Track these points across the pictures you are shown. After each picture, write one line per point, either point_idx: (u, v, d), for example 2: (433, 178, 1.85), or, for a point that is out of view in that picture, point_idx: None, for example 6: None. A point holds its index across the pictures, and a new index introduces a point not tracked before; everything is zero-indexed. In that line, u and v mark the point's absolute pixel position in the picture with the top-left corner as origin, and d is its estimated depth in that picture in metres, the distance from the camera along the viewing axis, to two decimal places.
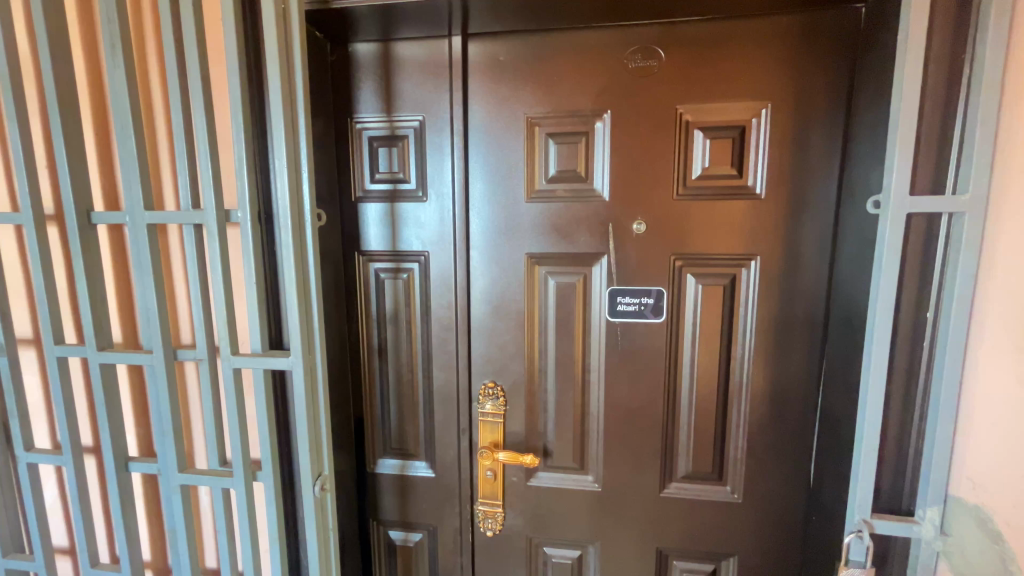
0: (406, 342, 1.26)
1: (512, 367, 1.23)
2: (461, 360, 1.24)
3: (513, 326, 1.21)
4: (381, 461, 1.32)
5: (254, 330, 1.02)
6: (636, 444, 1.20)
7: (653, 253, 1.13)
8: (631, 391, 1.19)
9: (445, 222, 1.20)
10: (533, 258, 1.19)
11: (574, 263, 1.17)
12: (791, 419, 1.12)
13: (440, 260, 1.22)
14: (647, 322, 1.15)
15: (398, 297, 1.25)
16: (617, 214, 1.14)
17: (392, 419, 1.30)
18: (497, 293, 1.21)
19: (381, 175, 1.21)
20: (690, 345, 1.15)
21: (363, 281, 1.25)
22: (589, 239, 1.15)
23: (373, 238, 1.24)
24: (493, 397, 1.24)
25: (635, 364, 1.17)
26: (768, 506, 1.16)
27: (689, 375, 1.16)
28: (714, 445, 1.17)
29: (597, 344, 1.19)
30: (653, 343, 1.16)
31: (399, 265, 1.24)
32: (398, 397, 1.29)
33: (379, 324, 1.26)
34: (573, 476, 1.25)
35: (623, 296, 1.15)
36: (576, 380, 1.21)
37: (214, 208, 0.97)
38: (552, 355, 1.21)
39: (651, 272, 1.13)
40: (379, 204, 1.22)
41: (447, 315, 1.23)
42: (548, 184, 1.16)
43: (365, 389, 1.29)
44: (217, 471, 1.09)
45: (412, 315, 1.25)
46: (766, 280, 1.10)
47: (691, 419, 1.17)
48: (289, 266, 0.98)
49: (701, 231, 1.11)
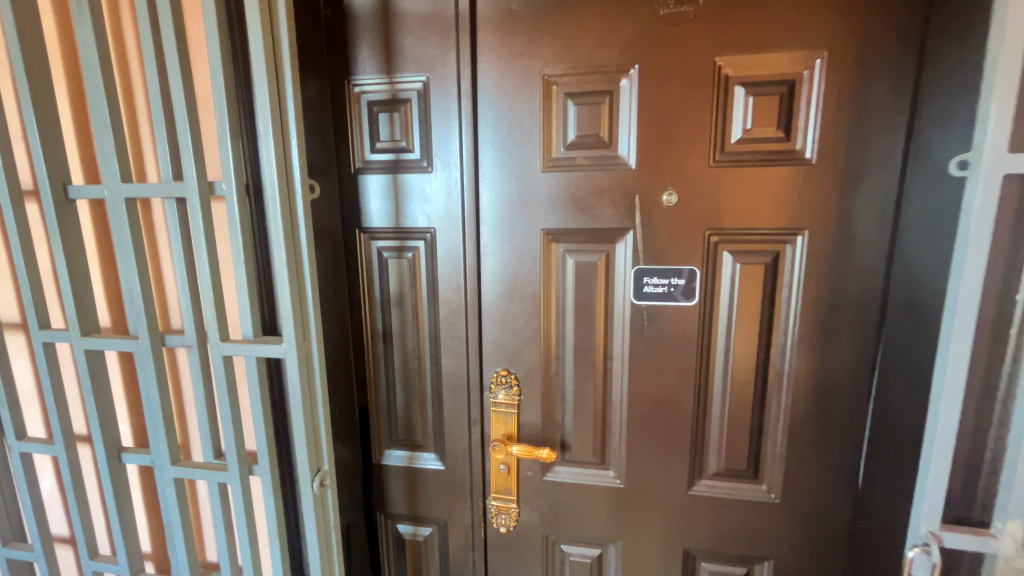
0: (411, 328, 1.17)
1: (527, 355, 1.13)
2: (471, 348, 1.15)
3: (527, 309, 1.11)
4: (389, 452, 1.25)
5: (245, 315, 0.93)
6: (662, 438, 1.10)
7: (684, 228, 1.01)
8: (657, 382, 1.08)
9: (453, 196, 1.09)
10: (549, 234, 1.07)
11: (595, 240, 1.06)
12: (839, 412, 1.00)
13: (448, 237, 1.11)
14: (677, 305, 1.04)
15: (402, 279, 1.15)
16: (645, 184, 1.01)
17: (399, 409, 1.22)
18: (510, 274, 1.11)
19: (382, 144, 1.11)
20: (724, 332, 1.03)
21: (365, 263, 1.16)
22: (613, 212, 1.03)
23: (374, 215, 1.14)
24: (506, 386, 1.15)
25: (662, 351, 1.06)
26: (810, 507, 1.05)
27: (722, 364, 1.05)
28: (749, 440, 1.06)
29: (620, 329, 1.08)
30: (683, 329, 1.05)
31: (403, 243, 1.14)
32: (403, 386, 1.20)
33: (383, 310, 1.17)
34: (593, 471, 1.16)
35: (650, 277, 1.04)
36: (596, 369, 1.11)
37: (196, 179, 0.88)
38: (570, 341, 1.11)
39: (682, 250, 1.01)
40: (381, 176, 1.12)
41: (456, 299, 1.13)
42: (567, 152, 1.04)
43: (369, 380, 1.21)
44: (211, 464, 1.02)
45: (417, 299, 1.15)
46: (814, 257, 0.97)
47: (724, 413, 1.07)
48: (279, 245, 0.89)
49: (740, 202, 0.98)
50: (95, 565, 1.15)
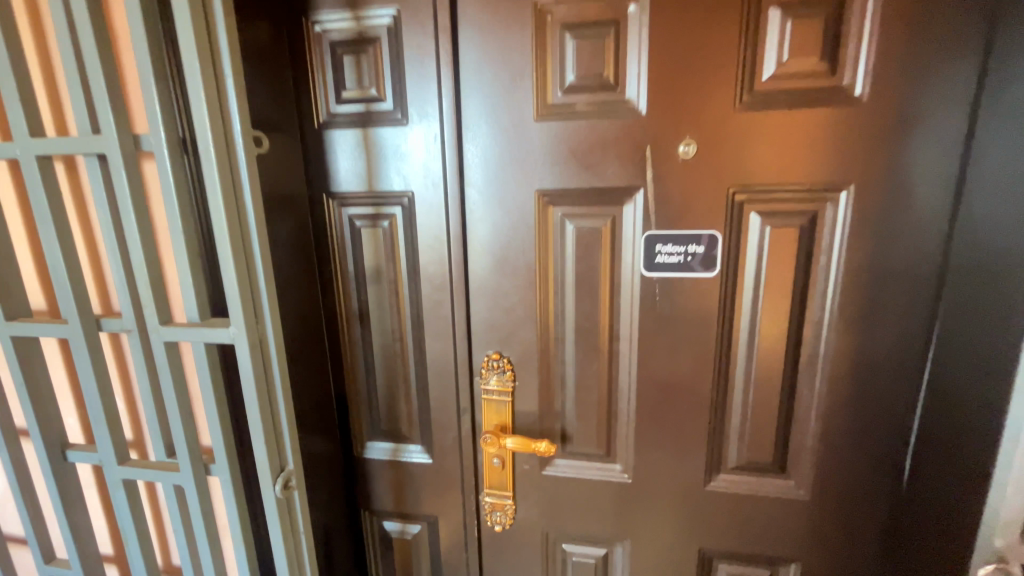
0: (391, 307, 1.03)
1: (523, 337, 0.99)
2: (459, 328, 1.01)
3: (521, 284, 0.97)
4: (371, 444, 1.13)
5: (188, 294, 0.80)
6: (676, 429, 0.97)
7: (704, 186, 0.85)
8: (671, 365, 0.94)
9: (433, 153, 0.94)
10: (545, 197, 0.92)
11: (599, 203, 0.90)
12: (882, 398, 0.87)
13: (429, 202, 0.96)
14: (694, 277, 0.89)
15: (379, 251, 1.01)
16: (657, 134, 0.85)
17: (381, 397, 1.09)
18: (500, 244, 0.96)
19: (349, 93, 0.95)
20: (749, 308, 0.89)
21: (337, 235, 1.01)
22: (620, 169, 0.88)
23: (345, 178, 0.99)
24: (499, 372, 1.01)
25: (677, 331, 0.92)
26: (845, 506, 0.93)
27: (747, 345, 0.91)
28: (776, 430, 0.93)
29: (628, 306, 0.94)
30: (701, 304, 0.90)
31: (377, 211, 0.99)
32: (384, 372, 1.07)
33: (359, 288, 1.03)
34: (597, 465, 1.03)
35: (663, 245, 0.89)
36: (602, 351, 0.97)
37: (115, 132, 0.73)
38: (570, 320, 0.97)
39: (701, 212, 0.86)
40: (350, 131, 0.96)
41: (440, 274, 0.99)
42: (565, 97, 0.88)
43: (348, 365, 1.08)
44: (163, 464, 0.90)
45: (397, 274, 1.01)
46: (860, 218, 0.81)
47: (747, 400, 0.93)
48: (216, 209, 0.74)
49: (771, 153, 0.82)
50: (50, 571, 1.04)
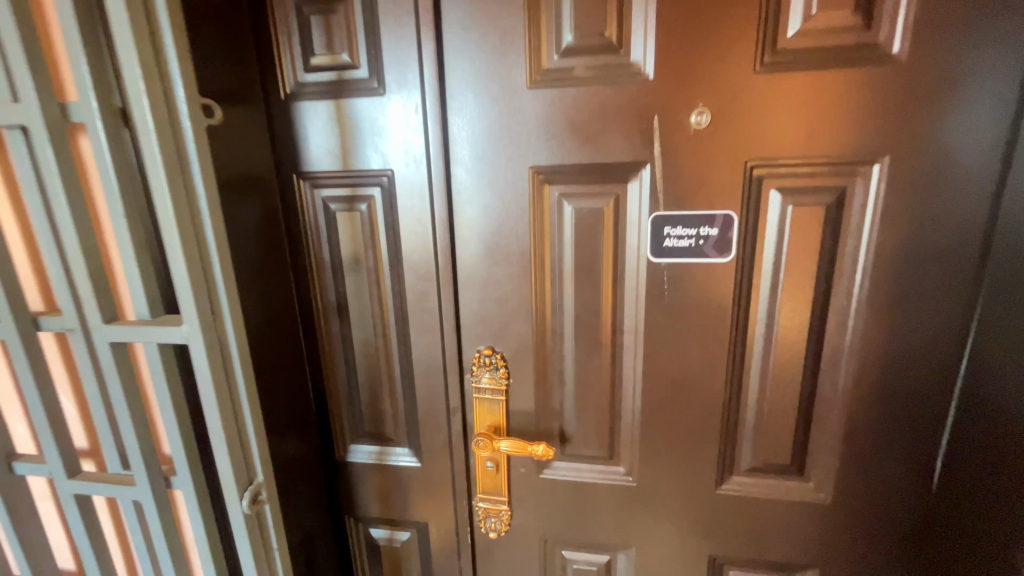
0: (372, 299, 0.94)
1: (517, 330, 0.90)
2: (447, 322, 0.92)
3: (514, 272, 0.87)
4: (354, 447, 1.04)
5: (135, 287, 0.70)
6: (685, 428, 0.89)
7: (719, 160, 0.76)
8: (680, 360, 0.86)
9: (414, 126, 0.84)
10: (540, 175, 0.83)
11: (601, 181, 0.81)
12: (912, 393, 0.79)
13: (411, 182, 0.86)
14: (707, 262, 0.80)
15: (357, 238, 0.91)
16: (666, 101, 0.75)
17: (363, 396, 1.00)
18: (491, 229, 0.86)
19: (319, 59, 0.84)
20: (768, 296, 0.81)
21: (311, 220, 0.91)
22: (624, 142, 0.78)
23: (317, 156, 0.88)
24: (492, 369, 0.92)
25: (687, 322, 0.84)
26: (869, 509, 0.86)
27: (764, 337, 0.83)
28: (794, 428, 0.86)
29: (632, 296, 0.85)
30: (714, 293, 0.82)
31: (354, 193, 0.89)
32: (367, 370, 0.98)
33: (337, 278, 0.94)
34: (599, 468, 0.96)
35: (672, 227, 0.80)
36: (603, 346, 0.88)
37: (38, 100, 0.63)
38: (569, 312, 0.88)
39: (715, 189, 0.77)
40: (321, 102, 0.86)
41: (425, 262, 0.89)
42: (562, 60, 0.78)
43: (327, 363, 0.99)
44: (119, 477, 0.81)
45: (377, 263, 0.92)
46: (893, 195, 0.73)
47: (764, 396, 0.85)
48: (158, 191, 0.64)
49: (795, 121, 0.73)
50: None
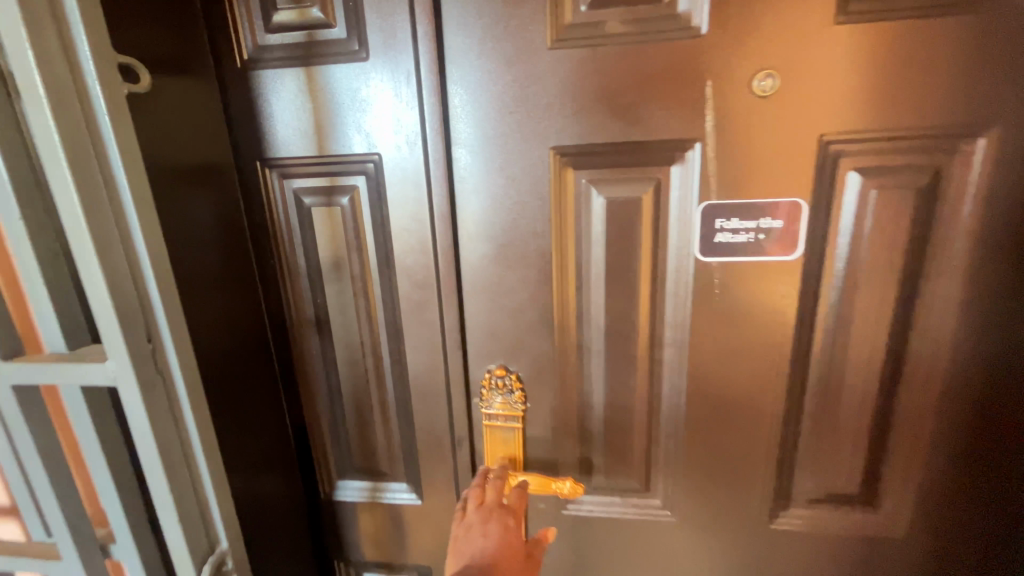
0: (358, 312, 0.78)
1: (535, 346, 0.76)
2: (450, 338, 0.77)
3: (531, 277, 0.72)
4: (342, 483, 0.89)
5: (45, 314, 0.54)
6: (735, 455, 0.76)
7: (787, 135, 0.62)
8: (731, 376, 0.72)
9: (407, 101, 0.68)
10: (563, 158, 0.67)
11: (638, 165, 0.66)
12: (1008, 410, 0.67)
13: (404, 170, 0.70)
14: (767, 261, 0.66)
15: (337, 239, 0.75)
16: (724, 62, 0.61)
17: (351, 425, 0.85)
18: (503, 226, 0.71)
19: (283, 15, 0.67)
20: (839, 300, 0.67)
21: (280, 218, 0.75)
22: (669, 115, 0.63)
23: (285, 139, 0.71)
24: (506, 392, 0.78)
25: (740, 332, 0.70)
26: (948, 542, 0.74)
27: (833, 349, 0.69)
28: (863, 453, 0.73)
29: (674, 302, 0.71)
30: (774, 297, 0.68)
31: (333, 184, 0.73)
32: (355, 395, 0.83)
33: (315, 289, 0.78)
34: (632, 501, 0.82)
35: (726, 219, 0.65)
36: (639, 361, 0.74)
37: None
38: (598, 323, 0.73)
39: (781, 172, 0.63)
40: (287, 71, 0.69)
41: (423, 266, 0.73)
42: (591, 13, 0.62)
43: (307, 388, 0.83)
44: (42, 548, 0.64)
45: (364, 268, 0.76)
46: (1000, 177, 0.60)
47: (830, 417, 0.72)
48: (60, 185, 0.47)
49: (882, 87, 0.59)
50: None
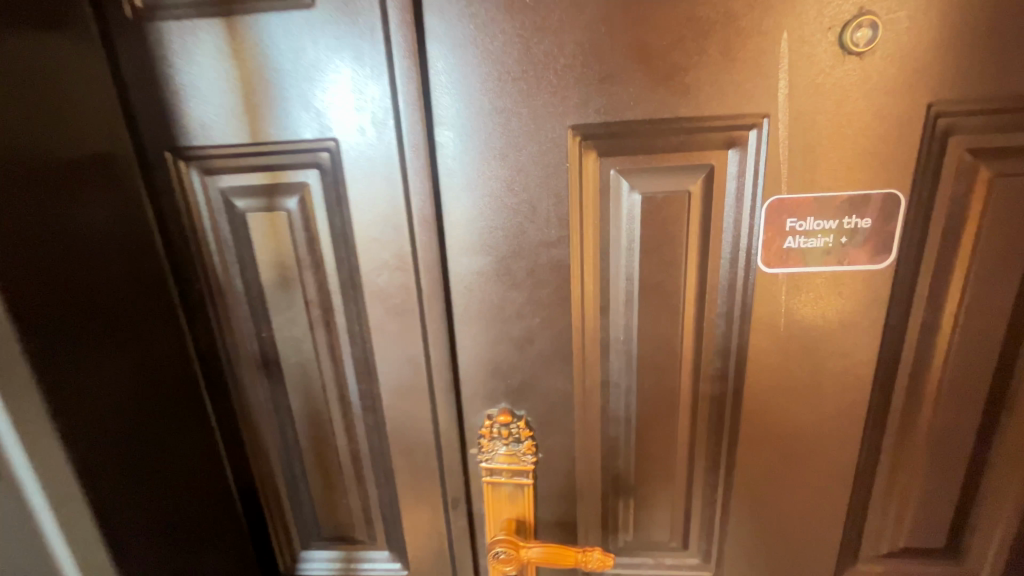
0: (317, 348, 0.60)
1: (549, 384, 0.59)
2: (439, 377, 0.60)
3: (543, 297, 0.56)
4: (307, 555, 0.71)
5: None
6: (796, 508, 0.62)
7: (885, 107, 0.46)
8: (795, 414, 0.58)
9: (371, 67, 0.49)
10: (586, 141, 0.51)
11: (685, 149, 0.50)
12: None
13: (371, 162, 0.52)
14: (850, 271, 0.52)
15: (285, 254, 0.56)
16: (807, 7, 0.45)
17: (316, 486, 0.67)
18: (506, 234, 0.54)
19: None
20: (938, 319, 0.53)
21: (206, 228, 0.56)
22: (729, 82, 0.47)
23: (204, 121, 0.52)
24: (512, 442, 0.61)
25: (808, 361, 0.56)
26: None
27: (926, 379, 0.55)
28: (952, 501, 0.59)
29: (727, 326, 0.55)
30: (855, 317, 0.53)
31: (274, 182, 0.54)
32: (318, 452, 0.65)
33: (259, 320, 0.60)
34: (669, 564, 0.67)
35: (798, 218, 0.50)
36: (679, 399, 0.59)
37: None
38: (629, 353, 0.58)
39: (874, 156, 0.48)
40: (202, 23, 0.49)
41: (401, 288, 0.56)
42: None
43: (255, 444, 0.65)
44: None
45: (323, 292, 0.58)
46: None
47: (914, 461, 0.58)
48: None
49: (1014, 39, 0.44)
50: None
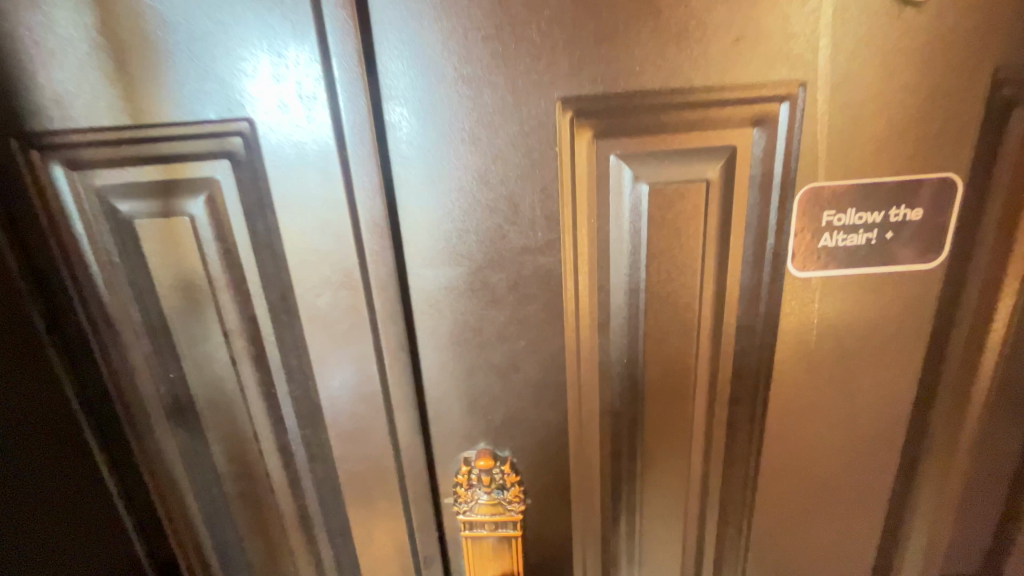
0: (244, 389, 0.47)
1: (538, 418, 0.49)
2: (401, 417, 0.48)
3: (529, 314, 0.45)
4: None
5: None
6: (820, 540, 0.54)
7: (944, 74, 0.38)
8: (824, 438, 0.50)
9: (292, 21, 0.37)
10: (579, 118, 0.40)
11: (702, 129, 0.40)
12: None
13: (301, 148, 0.40)
14: (893, 273, 0.43)
15: (193, 271, 0.43)
16: None
17: (253, 552, 0.54)
18: (480, 239, 0.43)
19: None
20: (990, 326, 0.45)
21: (81, 241, 0.42)
22: (757, 41, 0.38)
23: (64, 96, 0.38)
24: (495, 490, 0.51)
25: (840, 376, 0.47)
26: None
27: (973, 394, 0.48)
28: (990, 523, 0.53)
29: (749, 341, 0.46)
30: (895, 325, 0.45)
31: (170, 178, 0.41)
32: (255, 513, 0.53)
33: (165, 357, 0.46)
34: None
35: (837, 211, 0.41)
36: (692, 428, 0.50)
37: None
38: (633, 376, 0.48)
39: (927, 134, 0.40)
40: None
41: (348, 311, 0.44)
42: None
43: (170, 511, 0.51)
44: None
45: (248, 320, 0.45)
46: None
47: (952, 483, 0.51)
48: None
49: None
50: None
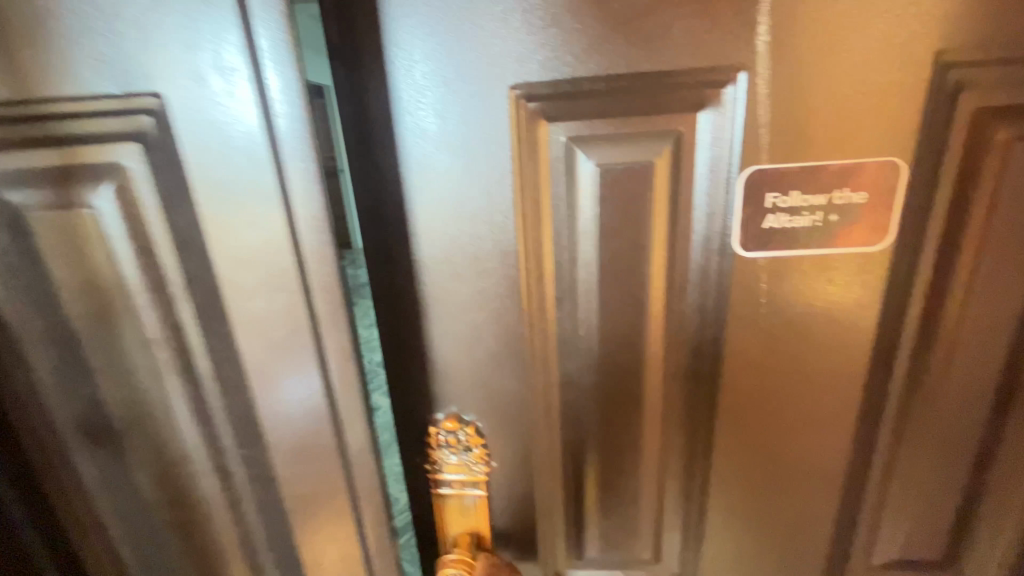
0: (168, 402, 0.43)
1: (493, 409, 0.48)
2: (345, 428, 0.44)
3: (489, 294, 0.44)
4: None
5: None
6: (783, 522, 0.54)
7: (885, 57, 0.38)
8: (783, 419, 0.49)
9: None
10: (532, 105, 0.38)
11: (647, 112, 0.39)
12: None
13: (223, 129, 0.36)
14: (840, 254, 0.43)
15: (101, 271, 0.39)
16: None
17: None
18: (474, 209, 0.41)
19: None
20: (941, 307, 0.45)
21: None
22: (700, 23, 0.37)
23: None
24: (462, 452, 0.49)
25: (795, 359, 0.47)
26: None
27: (926, 376, 0.48)
28: (952, 505, 0.53)
29: (704, 328, 0.45)
30: (845, 306, 0.45)
31: (71, 165, 0.36)
32: (186, 538, 0.48)
33: (73, 370, 0.41)
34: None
35: (780, 192, 0.41)
36: (651, 417, 0.49)
37: None
38: (589, 366, 0.47)
39: (870, 116, 0.39)
40: None
41: (284, 313, 0.40)
42: None
43: (89, 537, 0.46)
44: None
45: (169, 325, 0.40)
46: None
47: (912, 464, 0.51)
48: None
49: None
50: None
